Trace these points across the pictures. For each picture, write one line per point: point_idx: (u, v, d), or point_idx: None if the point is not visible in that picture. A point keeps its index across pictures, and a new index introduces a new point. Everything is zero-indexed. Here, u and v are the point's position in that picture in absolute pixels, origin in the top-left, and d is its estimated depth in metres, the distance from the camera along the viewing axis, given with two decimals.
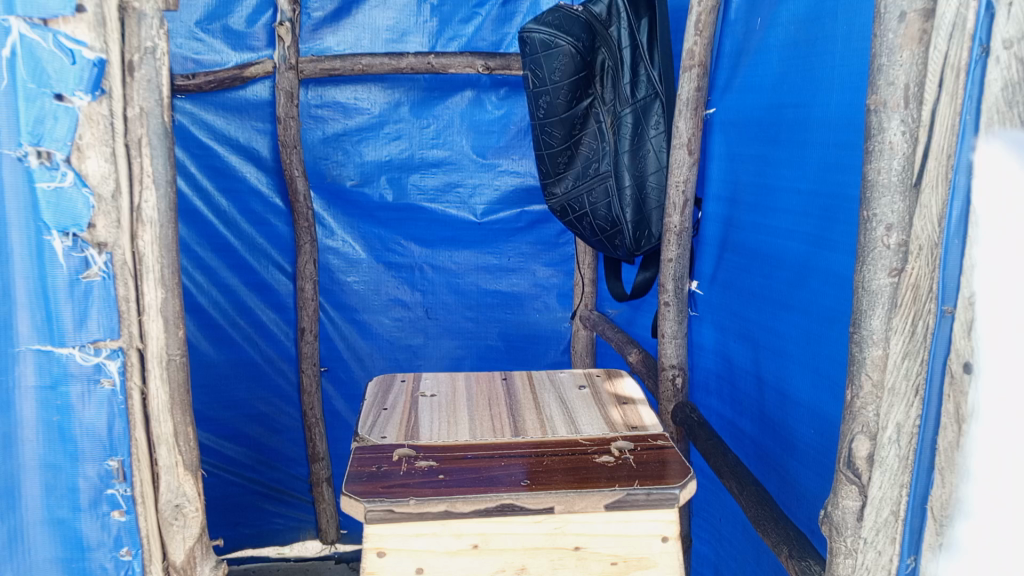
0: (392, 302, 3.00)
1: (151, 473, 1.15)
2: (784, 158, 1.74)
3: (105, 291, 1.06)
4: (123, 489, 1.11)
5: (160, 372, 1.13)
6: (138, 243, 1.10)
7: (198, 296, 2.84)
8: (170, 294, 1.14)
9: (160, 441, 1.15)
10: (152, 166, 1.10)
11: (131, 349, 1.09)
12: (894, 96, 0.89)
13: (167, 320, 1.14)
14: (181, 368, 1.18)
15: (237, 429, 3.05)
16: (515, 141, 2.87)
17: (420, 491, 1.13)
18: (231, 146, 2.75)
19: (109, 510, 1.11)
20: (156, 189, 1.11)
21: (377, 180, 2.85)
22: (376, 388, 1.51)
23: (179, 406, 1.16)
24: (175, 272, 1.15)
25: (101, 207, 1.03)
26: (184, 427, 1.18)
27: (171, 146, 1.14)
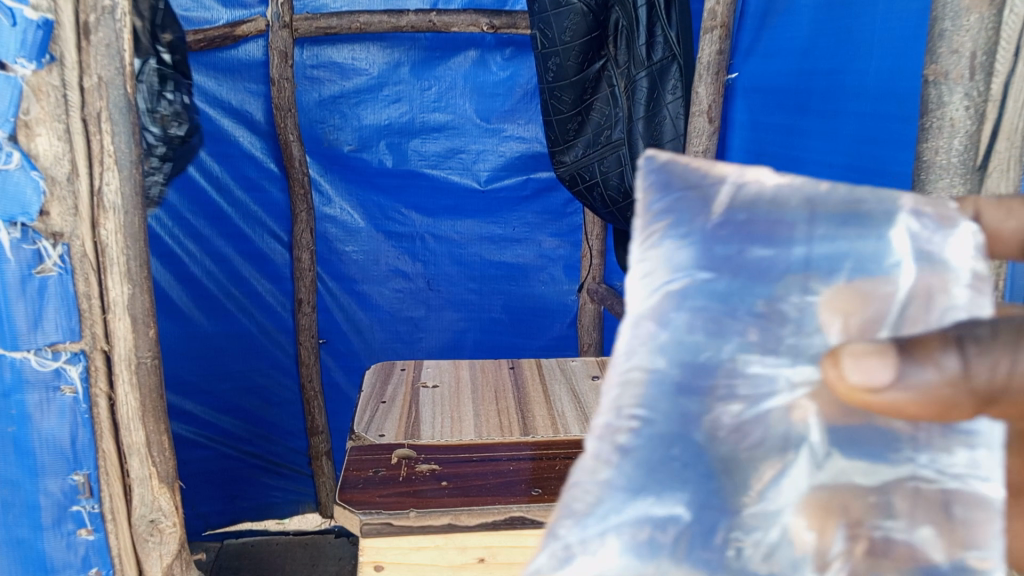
0: (392, 273, 2.89)
1: (122, 487, 1.15)
2: (814, 129, 1.65)
3: (61, 287, 1.03)
4: (91, 506, 1.12)
5: (129, 377, 1.12)
6: (99, 231, 1.07)
7: (191, 266, 2.71)
8: (137, 289, 1.11)
9: (132, 450, 1.15)
10: (114, 143, 1.06)
11: (95, 351, 1.08)
12: (957, 66, 0.78)
13: (136, 317, 1.12)
14: (153, 371, 1.17)
15: (233, 402, 2.95)
16: (521, 104, 2.69)
17: (420, 502, 1.04)
18: (222, 109, 2.59)
19: (74, 529, 1.11)
20: (118, 170, 1.07)
21: (376, 145, 2.71)
22: (374, 377, 1.43)
23: (150, 414, 1.17)
24: (144, 265, 1.13)
25: (54, 193, 1.00)
26: (157, 437, 1.18)
27: (135, 122, 1.09)
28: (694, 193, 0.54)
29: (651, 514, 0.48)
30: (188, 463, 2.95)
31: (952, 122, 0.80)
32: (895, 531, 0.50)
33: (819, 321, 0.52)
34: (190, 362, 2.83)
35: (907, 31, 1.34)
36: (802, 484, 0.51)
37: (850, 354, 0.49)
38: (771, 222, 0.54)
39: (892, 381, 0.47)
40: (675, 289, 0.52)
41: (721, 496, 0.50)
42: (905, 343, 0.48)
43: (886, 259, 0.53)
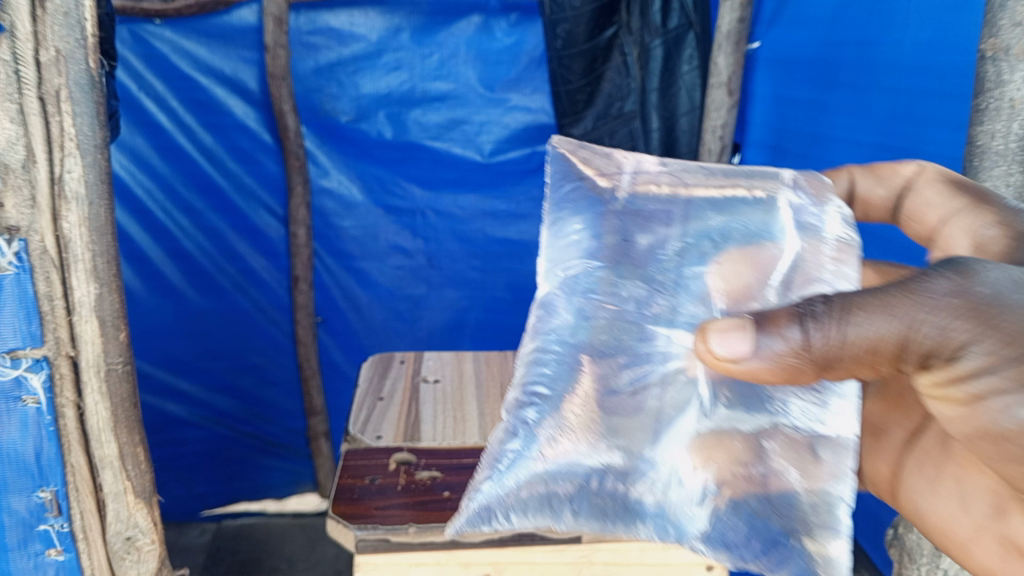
0: (393, 249, 2.80)
1: (95, 503, 1.13)
2: (840, 106, 1.57)
3: (19, 286, 0.99)
4: (61, 525, 1.10)
5: (98, 385, 1.08)
6: (63, 224, 1.02)
7: (184, 241, 2.65)
8: (104, 287, 1.07)
9: (104, 464, 1.12)
10: (75, 126, 1.01)
11: (59, 358, 1.04)
12: (1017, 43, 0.90)
13: (104, 319, 1.08)
14: (123, 378, 1.13)
15: (228, 380, 2.89)
16: (528, 72, 2.56)
17: (420, 515, 0.97)
18: (215, 78, 2.48)
19: (42, 549, 1.11)
20: (80, 154, 1.02)
21: (374, 116, 2.59)
22: (370, 371, 1.34)
23: (123, 424, 1.13)
24: (111, 261, 1.08)
25: (8, 181, 0.96)
26: (132, 449, 1.15)
27: (99, 100, 1.05)
28: (595, 185, 0.95)
29: (583, 461, 0.83)
30: (185, 441, 2.95)
31: (1011, 103, 0.92)
32: (769, 468, 0.85)
33: (703, 290, 0.89)
34: (184, 340, 2.79)
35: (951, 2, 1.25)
36: (691, 425, 0.85)
37: (716, 330, 0.77)
38: (661, 206, 0.94)
39: (749, 350, 0.75)
40: (580, 268, 0.88)
41: (628, 442, 0.85)
42: (762, 319, 0.75)
43: (770, 229, 0.93)
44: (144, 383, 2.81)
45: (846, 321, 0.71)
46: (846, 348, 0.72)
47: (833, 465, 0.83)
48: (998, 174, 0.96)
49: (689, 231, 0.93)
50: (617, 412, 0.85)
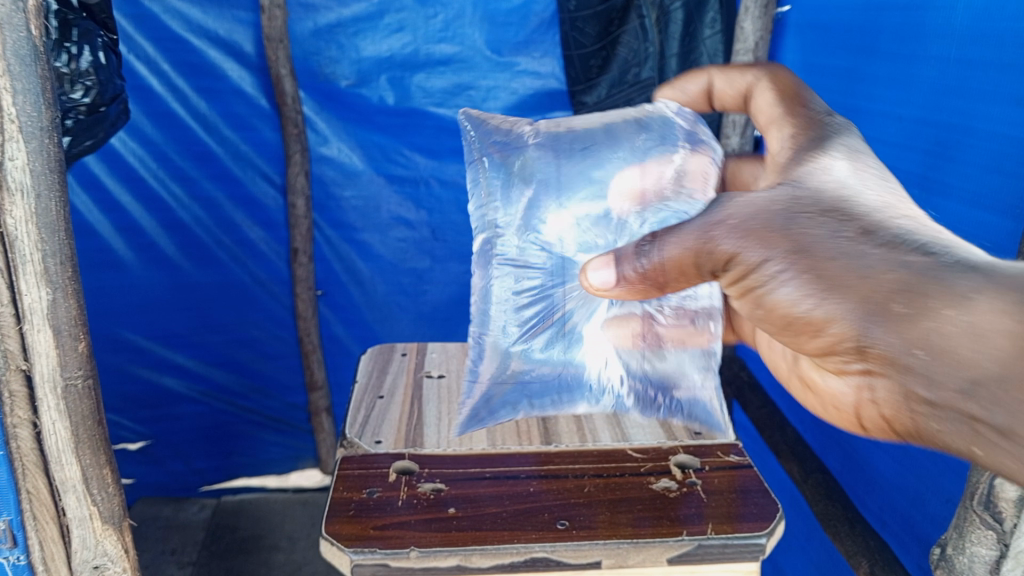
0: (395, 220, 2.68)
1: (58, 531, 1.02)
2: (880, 76, 1.43)
3: None
4: (17, 557, 1.01)
5: (55, 403, 0.96)
6: (7, 218, 0.89)
7: (179, 212, 2.54)
8: (60, 293, 0.94)
9: (67, 488, 1.01)
10: (18, 106, 0.87)
11: (10, 371, 0.94)
12: None
13: (60, 329, 0.95)
14: (86, 395, 1.00)
15: (226, 355, 2.80)
16: (538, 34, 2.40)
17: (423, 535, 0.88)
18: (209, 40, 2.34)
19: None
20: (25, 138, 0.88)
21: (376, 80, 2.46)
22: (370, 364, 1.26)
23: (87, 446, 1.01)
24: (66, 262, 0.94)
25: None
26: (99, 470, 1.03)
27: (43, 73, 0.90)
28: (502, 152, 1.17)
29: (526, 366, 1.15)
30: (182, 417, 2.86)
31: None
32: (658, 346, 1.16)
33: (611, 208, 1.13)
34: (181, 314, 2.69)
35: None
36: (598, 324, 1.15)
37: (588, 269, 0.91)
38: (548, 144, 1.17)
39: (612, 279, 0.88)
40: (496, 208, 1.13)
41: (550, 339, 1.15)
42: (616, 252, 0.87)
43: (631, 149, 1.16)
44: (140, 358, 2.70)
45: (664, 246, 0.82)
46: (663, 265, 0.83)
47: (704, 331, 1.15)
48: None
49: (562, 160, 1.15)
50: (539, 327, 1.14)
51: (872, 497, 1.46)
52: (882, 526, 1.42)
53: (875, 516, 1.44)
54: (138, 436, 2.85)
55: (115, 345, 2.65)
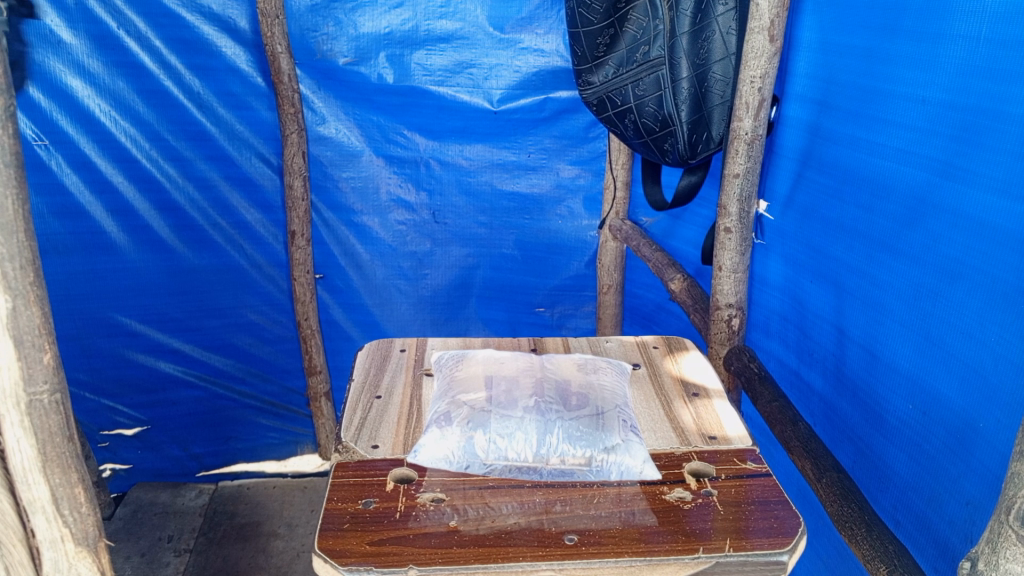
0: (394, 203, 2.62)
1: (28, 553, 1.00)
2: (902, 56, 1.33)
3: None
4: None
5: (18, 420, 0.92)
6: None
7: (173, 193, 2.47)
8: (20, 299, 0.89)
9: (35, 508, 0.97)
10: None
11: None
12: None
13: (20, 339, 0.90)
14: (53, 412, 0.94)
15: (223, 340, 2.74)
16: (542, 10, 2.38)
17: (422, 552, 0.81)
18: (202, 15, 2.28)
19: None
20: None
21: (374, 58, 2.39)
22: (369, 360, 1.19)
23: (55, 465, 0.96)
24: (29, 261, 0.90)
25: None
26: (69, 490, 0.98)
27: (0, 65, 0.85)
28: None
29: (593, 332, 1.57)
30: (179, 402, 2.80)
31: None
32: None
33: None
34: (176, 297, 2.62)
35: None
36: None
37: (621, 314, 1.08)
38: None
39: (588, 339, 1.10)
40: None
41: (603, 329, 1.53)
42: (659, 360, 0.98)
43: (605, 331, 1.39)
44: (134, 343, 2.63)
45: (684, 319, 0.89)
46: None
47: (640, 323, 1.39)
48: None
49: None
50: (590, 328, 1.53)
51: (885, 495, 1.40)
52: (896, 525, 1.37)
53: (889, 514, 1.39)
54: (133, 423, 2.79)
55: (108, 329, 2.57)
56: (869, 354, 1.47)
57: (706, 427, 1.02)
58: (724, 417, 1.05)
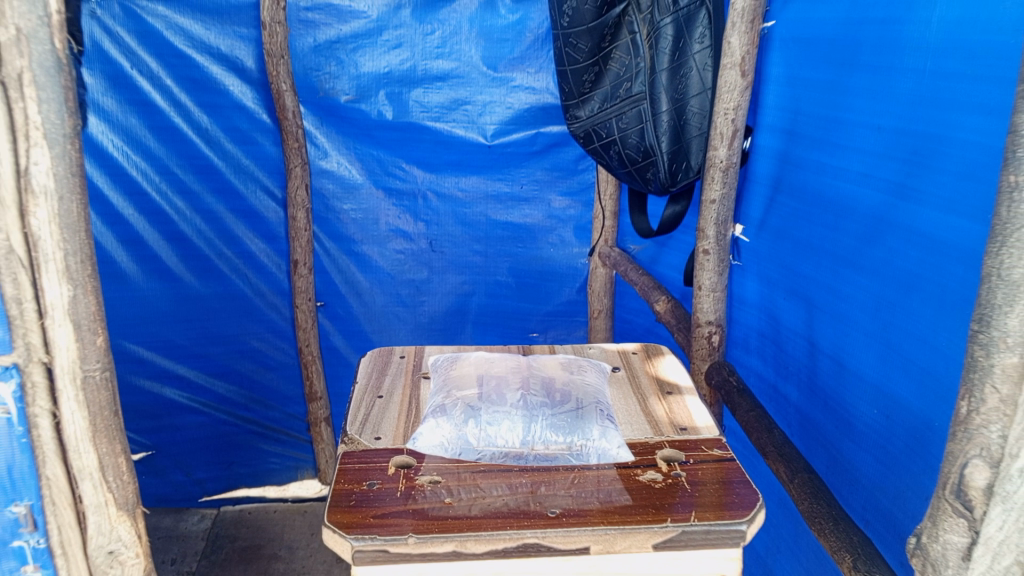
0: (393, 233, 2.74)
1: (75, 516, 0.98)
2: (861, 88, 1.45)
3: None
4: (37, 540, 0.96)
5: (74, 394, 0.94)
6: (30, 221, 0.86)
7: (180, 224, 2.59)
8: (80, 290, 0.92)
9: (83, 475, 0.97)
10: (42, 113, 0.84)
11: (30, 364, 0.90)
12: None
13: (79, 324, 0.92)
14: (104, 387, 0.97)
15: (227, 365, 2.83)
16: (532, 51, 2.54)
17: (420, 523, 0.91)
18: (211, 56, 2.42)
19: (18, 566, 0.97)
20: (48, 146, 0.85)
21: (374, 95, 2.54)
22: (371, 366, 1.29)
23: (103, 435, 0.97)
24: (87, 261, 0.92)
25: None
26: (113, 459, 0.99)
27: (69, 86, 0.87)
28: None
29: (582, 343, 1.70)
30: (183, 427, 2.87)
31: None
32: None
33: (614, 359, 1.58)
34: (183, 325, 2.72)
35: None
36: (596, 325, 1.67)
37: None
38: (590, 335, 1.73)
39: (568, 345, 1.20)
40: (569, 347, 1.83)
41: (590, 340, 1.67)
42: None
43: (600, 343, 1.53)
44: (141, 369, 2.72)
45: None
46: None
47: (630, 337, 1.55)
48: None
49: None
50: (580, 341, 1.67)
51: (857, 496, 1.47)
52: (867, 525, 1.43)
53: (860, 515, 1.45)
54: (139, 448, 2.85)
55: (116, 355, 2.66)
56: (839, 364, 1.57)
57: (679, 420, 1.13)
58: (695, 411, 1.15)
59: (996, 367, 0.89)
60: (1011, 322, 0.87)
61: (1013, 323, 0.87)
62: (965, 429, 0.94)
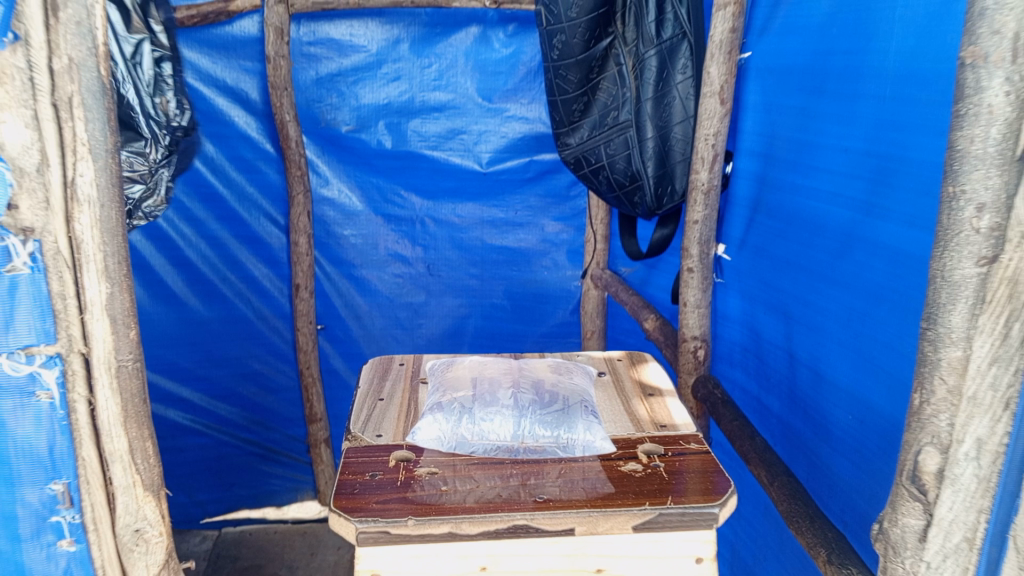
0: (391, 257, 2.84)
1: (106, 496, 0.99)
2: (829, 114, 1.55)
3: (33, 287, 0.89)
4: (72, 516, 0.97)
5: (109, 381, 0.96)
6: (74, 226, 0.91)
7: (186, 250, 2.67)
8: (116, 287, 0.96)
9: (115, 458, 0.99)
10: (88, 130, 0.91)
11: (72, 354, 0.93)
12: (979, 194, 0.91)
13: (116, 318, 0.96)
14: (136, 374, 1.00)
15: (230, 388, 2.90)
16: (525, 83, 2.66)
17: (419, 508, 0.99)
18: (217, 89, 2.54)
19: (54, 541, 0.96)
20: (92, 160, 0.91)
21: (374, 125, 2.66)
22: (372, 373, 1.37)
23: (134, 421, 1.00)
24: (123, 262, 0.97)
25: (23, 185, 0.86)
26: (142, 443, 1.02)
27: (109, 106, 0.95)
28: None
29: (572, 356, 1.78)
30: (186, 450, 2.91)
31: (975, 233, 0.91)
32: None
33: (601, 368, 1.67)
34: (187, 348, 2.78)
35: (929, 11, 1.21)
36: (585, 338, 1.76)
37: None
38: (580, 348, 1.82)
39: None
40: None
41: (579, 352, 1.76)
42: None
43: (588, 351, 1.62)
44: None
45: None
46: None
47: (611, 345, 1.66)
48: (969, 250, 0.92)
49: None
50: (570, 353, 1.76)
51: (834, 499, 1.53)
52: (844, 526, 1.48)
53: (838, 517, 1.50)
54: None
55: None
56: (815, 373, 1.64)
57: (659, 418, 1.21)
58: (674, 411, 1.24)
59: (943, 361, 0.96)
60: (955, 320, 0.94)
61: (956, 321, 0.94)
62: (919, 420, 1.00)
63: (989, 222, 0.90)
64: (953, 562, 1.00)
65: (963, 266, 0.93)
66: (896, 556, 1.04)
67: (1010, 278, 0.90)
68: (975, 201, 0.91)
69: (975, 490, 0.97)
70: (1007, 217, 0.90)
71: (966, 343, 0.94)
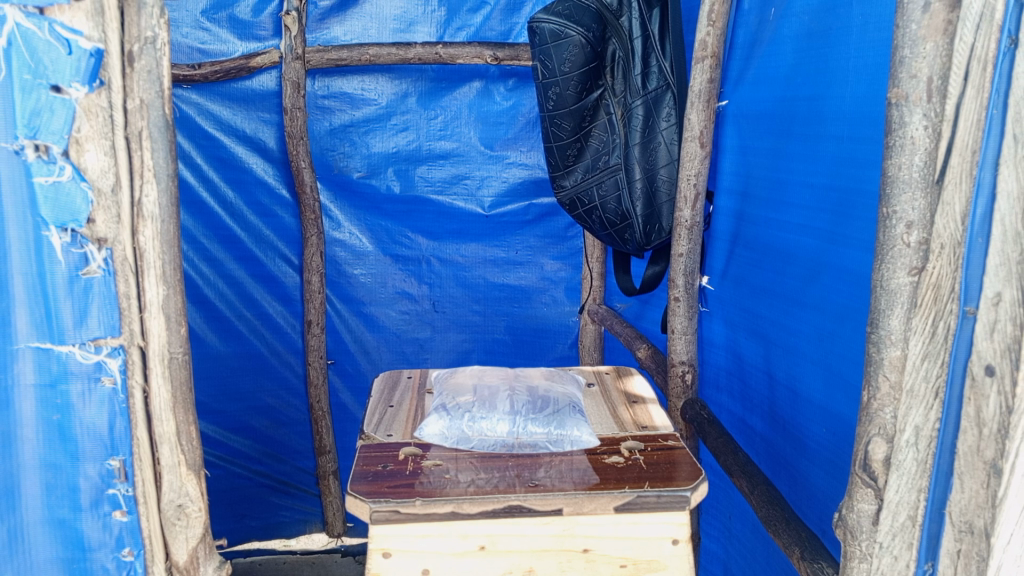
0: (398, 294, 2.99)
1: (153, 473, 1.23)
2: (798, 153, 1.70)
3: (105, 287, 1.15)
4: (125, 489, 1.21)
5: (161, 371, 1.21)
6: (139, 238, 1.17)
7: (205, 288, 2.81)
8: (172, 290, 1.21)
9: (162, 441, 1.23)
10: (153, 159, 1.17)
11: (131, 346, 1.18)
12: (911, 215, 1.02)
13: (169, 316, 1.21)
14: (184, 366, 1.25)
15: (243, 421, 3.02)
16: (524, 132, 2.86)
17: (425, 491, 1.12)
18: (237, 138, 2.74)
19: (110, 510, 1.21)
20: (156, 183, 1.17)
21: (384, 172, 2.85)
22: (383, 384, 1.52)
23: (181, 406, 1.24)
24: (177, 268, 1.22)
25: (100, 203, 1.12)
26: (187, 427, 1.26)
27: (172, 139, 1.19)
28: None
29: None
30: None
31: (904, 248, 1.03)
32: None
33: None
34: (203, 382, 2.91)
35: (875, 61, 1.37)
36: None
37: None
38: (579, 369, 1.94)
39: None
40: None
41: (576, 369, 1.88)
42: None
43: None
44: None
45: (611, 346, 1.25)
46: None
47: None
48: (899, 265, 1.04)
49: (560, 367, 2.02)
50: None
51: (813, 509, 1.62)
52: (823, 533, 1.56)
53: (817, 525, 1.59)
54: None
55: None
56: (791, 392, 1.75)
57: (641, 420, 1.36)
58: (655, 415, 1.38)
59: (885, 360, 1.07)
60: (893, 322, 1.05)
61: (894, 323, 1.05)
62: (867, 413, 1.10)
63: (917, 237, 1.02)
64: (901, 540, 1.10)
65: (898, 276, 1.04)
66: (853, 539, 1.14)
67: (935, 283, 1.01)
68: (904, 219, 1.02)
69: (916, 472, 1.07)
70: (931, 232, 1.01)
71: (903, 342, 1.05)
